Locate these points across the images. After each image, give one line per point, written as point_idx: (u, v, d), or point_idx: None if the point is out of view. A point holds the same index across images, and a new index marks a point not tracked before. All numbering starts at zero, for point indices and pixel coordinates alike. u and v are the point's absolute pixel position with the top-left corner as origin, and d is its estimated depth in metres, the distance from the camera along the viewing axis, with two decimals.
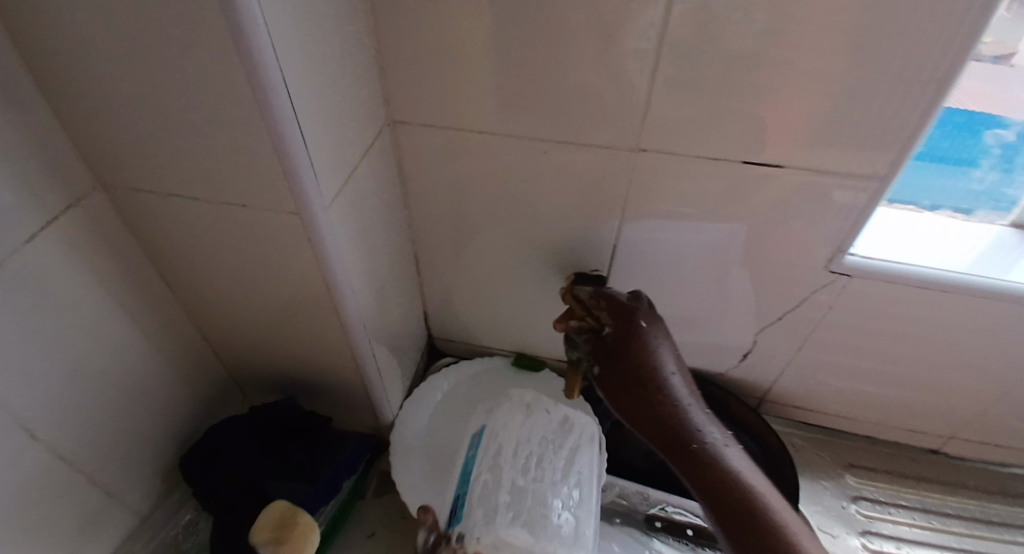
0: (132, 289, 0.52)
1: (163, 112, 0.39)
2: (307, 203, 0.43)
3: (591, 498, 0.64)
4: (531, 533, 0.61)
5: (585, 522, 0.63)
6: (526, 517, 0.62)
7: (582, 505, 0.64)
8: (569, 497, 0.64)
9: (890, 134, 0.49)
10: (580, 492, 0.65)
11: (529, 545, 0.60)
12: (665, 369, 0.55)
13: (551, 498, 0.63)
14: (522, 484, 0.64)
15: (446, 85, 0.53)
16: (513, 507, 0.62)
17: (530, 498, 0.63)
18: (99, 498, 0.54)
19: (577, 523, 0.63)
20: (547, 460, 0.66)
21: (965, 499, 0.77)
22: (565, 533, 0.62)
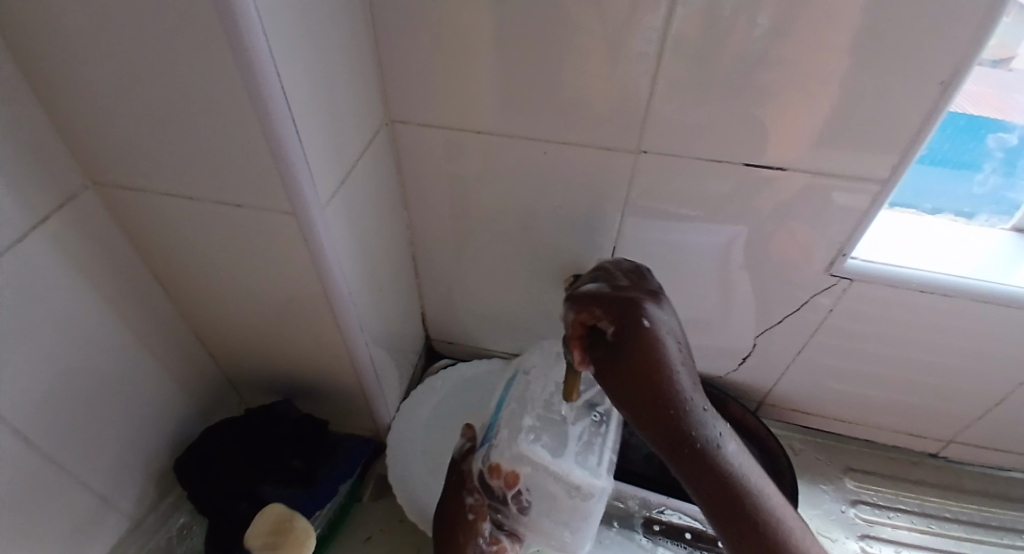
0: (125, 288, 0.52)
1: (158, 113, 0.40)
2: (302, 202, 0.44)
3: (610, 433, 0.63)
4: (553, 452, 0.59)
5: (605, 451, 0.61)
6: (549, 437, 0.61)
7: (603, 437, 0.62)
8: (591, 427, 0.63)
9: (889, 136, 0.48)
10: (606, 426, 0.63)
11: (548, 461, 0.58)
12: (670, 359, 0.50)
13: (573, 425, 0.62)
14: (547, 412, 0.63)
15: (443, 85, 0.53)
16: (536, 429, 0.61)
17: (553, 422, 0.62)
18: (92, 495, 0.54)
19: (598, 457, 0.60)
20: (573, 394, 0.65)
21: (965, 504, 0.77)
22: (584, 462, 0.59)
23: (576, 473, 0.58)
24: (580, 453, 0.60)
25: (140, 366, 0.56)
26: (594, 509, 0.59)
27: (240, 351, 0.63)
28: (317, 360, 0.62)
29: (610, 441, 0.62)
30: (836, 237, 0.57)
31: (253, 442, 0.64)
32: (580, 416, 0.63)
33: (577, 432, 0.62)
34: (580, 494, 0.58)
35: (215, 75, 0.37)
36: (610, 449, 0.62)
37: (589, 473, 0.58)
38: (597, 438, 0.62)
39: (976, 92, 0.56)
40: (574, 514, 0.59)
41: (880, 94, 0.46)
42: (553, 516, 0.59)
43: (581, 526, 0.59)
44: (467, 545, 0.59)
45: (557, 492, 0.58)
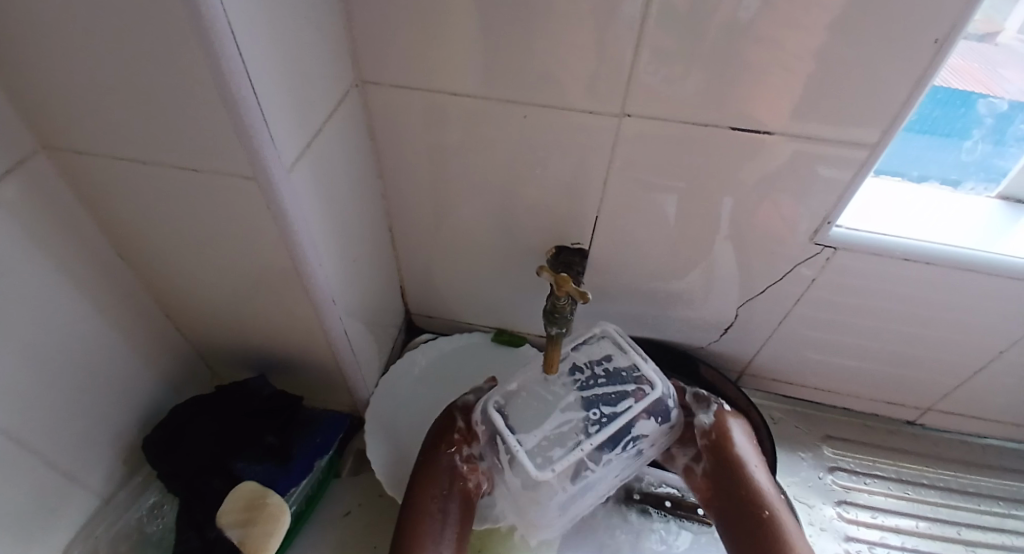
0: (83, 261, 0.50)
1: (102, 68, 0.37)
2: (264, 165, 0.41)
3: (594, 438, 0.59)
4: (516, 427, 0.60)
5: (570, 452, 0.58)
6: (524, 414, 0.61)
7: (584, 438, 0.59)
8: (580, 424, 0.60)
9: (880, 103, 0.47)
10: (596, 430, 0.60)
11: (502, 428, 0.60)
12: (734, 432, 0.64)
13: (560, 413, 0.61)
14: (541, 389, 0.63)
15: (417, 46, 0.50)
16: (515, 397, 0.62)
17: (539, 404, 0.62)
18: (58, 477, 0.53)
19: (564, 450, 0.59)
20: (584, 390, 0.62)
21: (940, 471, 0.78)
22: (544, 449, 0.59)
23: (519, 454, 0.58)
24: (544, 442, 0.59)
25: (101, 341, 0.54)
26: (536, 494, 0.59)
27: (210, 325, 0.61)
28: (291, 335, 0.60)
29: (587, 444, 0.59)
30: (820, 205, 0.55)
31: (224, 418, 0.62)
32: (574, 410, 0.61)
33: (558, 424, 0.60)
34: (521, 475, 0.58)
35: (162, 25, 0.33)
36: (578, 452, 0.58)
37: (535, 462, 0.58)
38: (575, 436, 0.60)
39: (960, 67, 0.55)
40: (520, 494, 0.60)
41: (874, 55, 0.44)
42: (501, 483, 0.61)
43: (523, 502, 0.60)
44: (439, 458, 0.61)
45: (503, 464, 0.60)
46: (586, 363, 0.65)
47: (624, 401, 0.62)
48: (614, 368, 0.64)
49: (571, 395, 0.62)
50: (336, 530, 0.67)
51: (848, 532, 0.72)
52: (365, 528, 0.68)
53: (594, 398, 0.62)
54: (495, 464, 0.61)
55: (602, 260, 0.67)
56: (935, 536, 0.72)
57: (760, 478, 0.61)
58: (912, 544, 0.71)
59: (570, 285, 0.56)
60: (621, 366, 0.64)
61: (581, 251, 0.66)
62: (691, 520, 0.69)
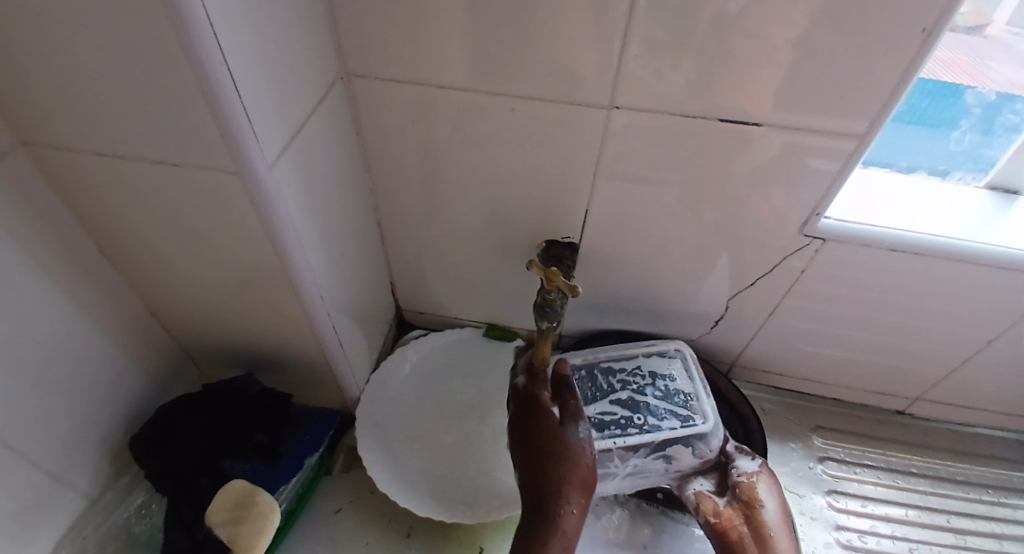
0: (63, 259, 0.49)
1: (77, 61, 0.36)
2: (246, 159, 0.40)
3: (627, 439, 0.63)
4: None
5: (601, 439, 0.63)
6: (577, 395, 0.67)
7: (621, 435, 0.63)
8: (620, 423, 0.64)
9: (869, 92, 0.47)
10: (634, 431, 0.63)
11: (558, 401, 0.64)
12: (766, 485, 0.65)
13: (608, 404, 0.66)
14: (596, 383, 0.68)
15: (403, 37, 0.50)
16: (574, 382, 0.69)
17: (593, 390, 0.68)
18: (41, 479, 0.52)
19: (598, 436, 0.63)
20: (636, 393, 0.67)
21: (930, 460, 0.79)
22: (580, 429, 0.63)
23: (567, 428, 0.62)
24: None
25: (84, 341, 0.53)
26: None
27: (196, 322, 0.60)
28: (279, 332, 0.59)
29: (620, 440, 0.63)
30: (809, 196, 0.55)
31: (212, 416, 0.61)
32: (621, 408, 0.66)
33: (601, 416, 0.65)
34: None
35: (137, 16, 0.33)
36: (609, 440, 0.63)
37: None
38: (613, 429, 0.64)
39: (951, 59, 0.56)
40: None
41: (862, 43, 0.44)
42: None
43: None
44: (569, 498, 0.56)
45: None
46: (648, 371, 0.69)
47: (668, 419, 0.64)
48: (671, 389, 0.68)
49: (623, 393, 0.67)
50: (327, 527, 0.67)
51: (838, 521, 0.72)
52: (358, 525, 0.67)
53: (640, 404, 0.66)
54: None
55: (593, 254, 0.66)
56: (924, 525, 0.73)
57: (781, 544, 0.60)
58: (902, 533, 0.72)
59: (560, 279, 0.56)
60: (680, 391, 0.67)
61: (571, 244, 0.65)
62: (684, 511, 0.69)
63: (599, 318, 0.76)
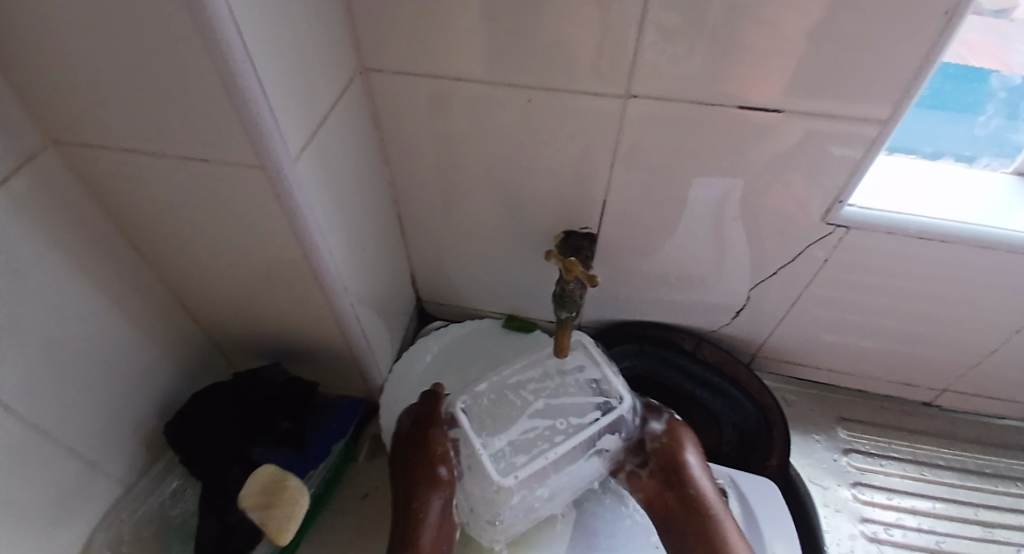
0: (97, 254, 0.51)
1: (105, 61, 0.37)
2: (270, 154, 0.41)
3: (558, 450, 0.61)
4: (482, 431, 0.63)
5: (533, 461, 0.60)
6: (490, 420, 0.64)
7: (549, 447, 0.62)
8: (545, 435, 0.64)
9: (892, 76, 0.46)
10: (561, 439, 0.63)
11: (468, 428, 0.62)
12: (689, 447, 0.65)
13: (525, 420, 0.65)
14: (506, 397, 0.66)
15: (419, 31, 0.50)
16: (486, 403, 0.65)
17: (507, 411, 0.65)
18: (80, 464, 0.54)
19: (528, 461, 0.61)
20: (549, 401, 0.66)
21: (957, 451, 0.77)
22: (504, 458, 0.61)
23: (483, 456, 0.60)
24: (509, 447, 0.62)
25: (119, 332, 0.55)
26: (496, 501, 0.60)
27: (224, 314, 0.62)
28: (304, 322, 0.61)
29: (551, 453, 0.61)
30: (830, 182, 0.55)
31: (240, 406, 0.62)
32: (538, 419, 0.65)
33: (523, 432, 0.64)
34: (482, 479, 0.60)
35: (162, 16, 0.34)
36: (541, 460, 0.60)
37: (498, 466, 0.60)
38: (540, 445, 0.63)
39: (976, 42, 0.57)
40: (483, 502, 0.61)
41: (883, 26, 0.43)
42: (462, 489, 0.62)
43: (482, 505, 0.61)
44: (430, 498, 0.60)
45: (465, 467, 0.62)
46: (555, 374, 0.67)
47: (589, 413, 0.64)
48: (582, 383, 0.67)
49: (538, 404, 0.65)
50: (354, 513, 0.69)
51: (863, 514, 0.71)
52: (384, 510, 0.69)
53: (557, 408, 0.65)
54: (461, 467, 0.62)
55: (611, 244, 0.67)
56: (950, 517, 0.72)
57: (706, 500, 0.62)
58: (928, 525, 0.71)
59: (579, 269, 0.57)
60: (591, 381, 0.66)
61: (590, 235, 0.65)
62: None
63: (618, 308, 0.76)
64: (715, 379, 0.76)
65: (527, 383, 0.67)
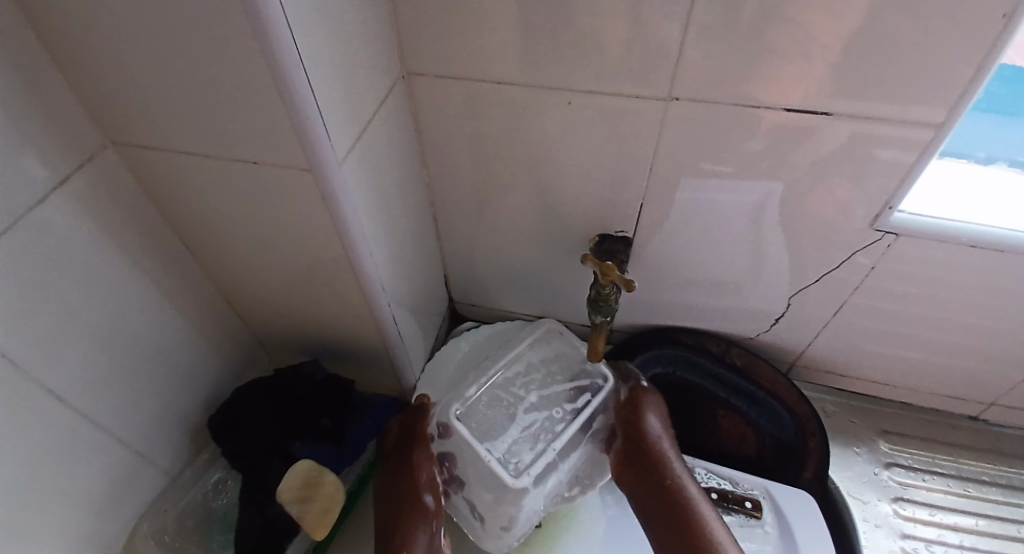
0: (149, 251, 0.53)
1: (165, 66, 0.39)
2: (318, 156, 0.42)
3: (561, 441, 0.62)
4: (482, 435, 0.62)
5: (540, 458, 0.60)
6: (486, 422, 0.64)
7: (552, 438, 0.62)
8: (544, 426, 0.64)
9: (946, 78, 0.44)
10: (562, 427, 0.63)
11: (467, 436, 0.61)
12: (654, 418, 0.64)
13: (521, 417, 0.64)
14: (497, 397, 0.65)
15: (460, 35, 0.51)
16: (476, 405, 0.64)
17: (502, 411, 0.65)
18: (128, 454, 0.56)
19: (537, 457, 0.61)
20: (541, 393, 0.67)
21: (1005, 468, 0.74)
22: (512, 459, 0.60)
23: (491, 463, 0.59)
24: (512, 446, 0.62)
25: (167, 327, 0.57)
26: (511, 508, 0.59)
27: (266, 312, 0.64)
28: (343, 322, 0.62)
29: (556, 443, 0.61)
30: (879, 187, 0.53)
31: (281, 402, 0.64)
32: (534, 412, 0.65)
33: (524, 425, 0.64)
34: (493, 486, 0.59)
35: (220, 22, 0.35)
36: (548, 456, 0.60)
37: (507, 470, 0.59)
38: (544, 437, 0.63)
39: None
40: (492, 512, 0.61)
41: (941, 28, 0.42)
42: (467, 497, 0.62)
43: (495, 514, 0.60)
44: (414, 534, 0.58)
45: (471, 476, 0.61)
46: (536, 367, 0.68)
47: (580, 397, 0.66)
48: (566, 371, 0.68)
49: (531, 398, 0.66)
50: None
51: (904, 529, 0.69)
52: None
53: (549, 399, 0.66)
54: (465, 477, 0.62)
55: (647, 248, 0.66)
56: (995, 534, 0.69)
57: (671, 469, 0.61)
58: (972, 543, 0.69)
59: (615, 274, 0.56)
60: (574, 367, 0.68)
61: (626, 239, 0.65)
62: (738, 512, 0.67)
63: (652, 313, 0.76)
64: (749, 386, 0.74)
65: (518, 380, 0.67)
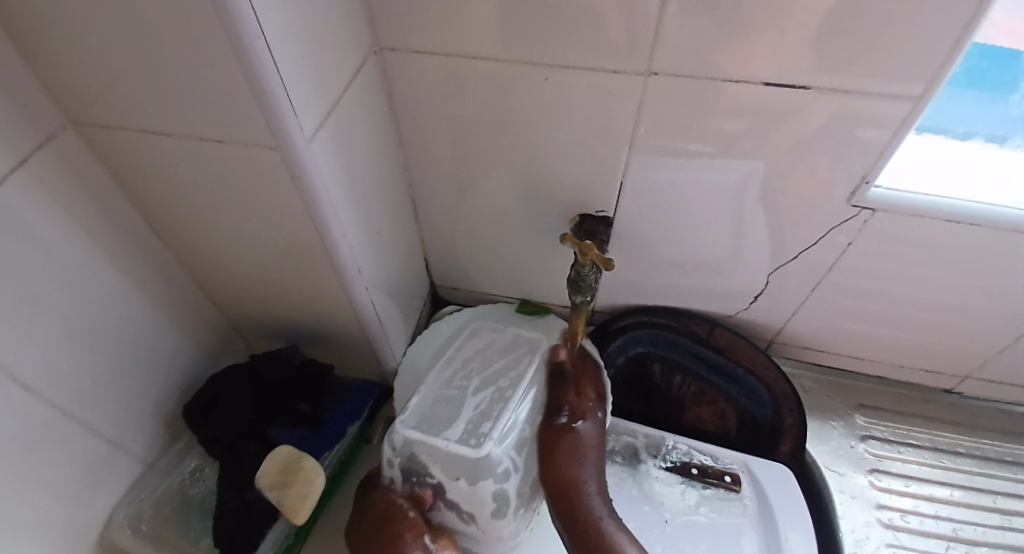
0: (114, 235, 0.51)
1: (120, 40, 0.37)
2: (284, 133, 0.41)
3: (514, 400, 0.62)
4: (435, 431, 0.61)
5: (498, 421, 0.60)
6: (437, 417, 0.62)
7: (503, 404, 0.62)
8: (494, 397, 0.63)
9: (925, 51, 0.44)
10: (511, 393, 0.63)
11: (420, 435, 0.60)
12: (579, 451, 0.61)
13: (469, 400, 0.63)
14: (443, 392, 0.65)
15: (435, 9, 0.49)
16: (424, 408, 0.63)
17: (449, 403, 0.63)
18: (102, 443, 0.55)
19: (496, 425, 0.60)
20: (481, 375, 0.66)
21: (979, 440, 0.76)
22: (474, 436, 0.60)
23: (450, 444, 0.59)
24: (470, 425, 0.61)
25: (137, 313, 0.55)
26: (490, 483, 0.59)
27: (240, 296, 0.62)
28: (318, 306, 0.61)
29: (508, 406, 0.62)
30: (858, 163, 0.53)
31: (257, 388, 0.63)
32: (481, 392, 0.64)
33: (474, 405, 0.63)
34: (463, 467, 0.59)
35: None
36: (504, 418, 0.61)
37: (470, 444, 0.59)
38: (496, 405, 0.62)
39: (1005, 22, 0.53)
40: (474, 500, 0.59)
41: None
42: (449, 502, 0.60)
43: (479, 499, 0.59)
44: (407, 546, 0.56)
45: (438, 470, 0.59)
46: (474, 357, 0.69)
47: (521, 364, 0.67)
48: (503, 350, 0.69)
49: (475, 382, 0.65)
50: None
51: (879, 500, 0.71)
52: None
53: (493, 375, 0.66)
54: (434, 479, 0.60)
55: (627, 228, 0.66)
56: (970, 505, 0.71)
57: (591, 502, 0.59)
58: (946, 513, 0.70)
59: (594, 253, 0.56)
60: (508, 345, 0.70)
61: (605, 219, 0.65)
62: (718, 487, 0.67)
63: (633, 293, 0.75)
64: (729, 365, 0.75)
65: (457, 374, 0.67)
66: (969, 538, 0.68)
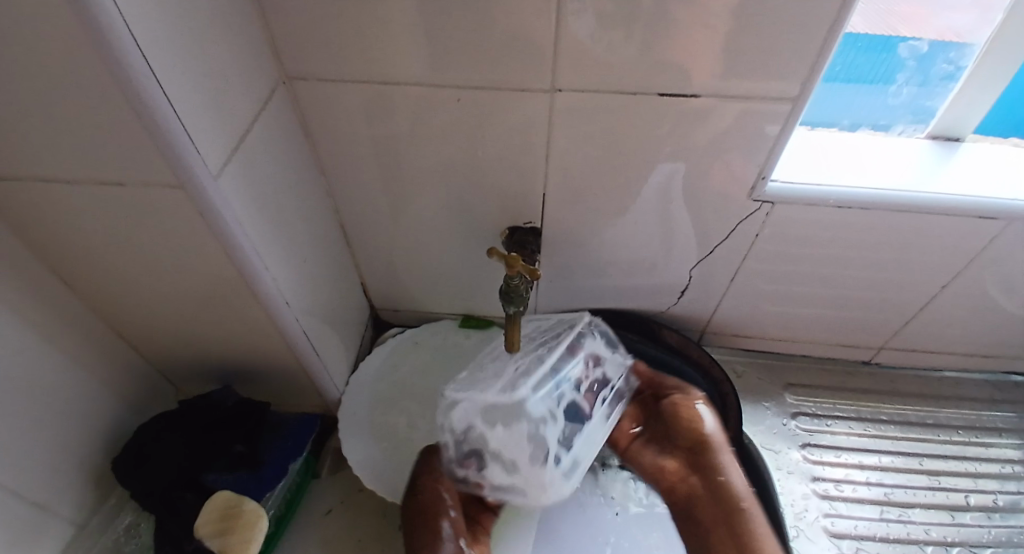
0: (20, 290, 0.48)
1: (7, 87, 0.36)
2: (188, 170, 0.40)
3: (551, 356, 0.63)
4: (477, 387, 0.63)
5: (533, 373, 0.62)
6: (478, 379, 0.64)
7: (542, 361, 0.63)
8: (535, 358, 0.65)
9: (799, 53, 0.48)
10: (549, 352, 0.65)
11: (462, 392, 0.62)
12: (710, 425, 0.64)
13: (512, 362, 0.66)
14: (487, 363, 0.67)
15: (341, 37, 0.50)
16: (469, 376, 0.66)
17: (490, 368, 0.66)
18: (27, 511, 0.52)
19: (528, 375, 0.62)
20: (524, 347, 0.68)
21: (900, 406, 0.81)
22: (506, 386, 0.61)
23: (486, 395, 0.60)
24: (509, 380, 0.62)
25: (53, 369, 0.53)
26: (525, 426, 0.60)
27: (164, 341, 0.60)
28: (250, 342, 0.59)
29: (547, 361, 0.63)
30: (756, 157, 0.57)
31: (189, 434, 0.61)
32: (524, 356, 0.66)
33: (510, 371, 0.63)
34: (500, 415, 0.60)
35: (62, 38, 0.33)
36: (540, 371, 0.62)
37: (504, 393, 0.60)
38: (535, 363, 0.64)
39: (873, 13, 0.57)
40: (513, 445, 0.60)
41: (786, 8, 0.45)
42: (494, 453, 0.61)
43: (515, 440, 0.60)
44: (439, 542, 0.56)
45: (479, 422, 0.61)
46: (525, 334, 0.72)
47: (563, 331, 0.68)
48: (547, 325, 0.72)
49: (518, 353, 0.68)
50: (320, 530, 0.67)
51: (814, 473, 0.75)
52: (345, 526, 0.68)
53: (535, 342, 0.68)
54: (478, 432, 0.61)
55: (555, 238, 0.68)
56: (897, 468, 0.76)
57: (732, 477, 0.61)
58: (877, 478, 0.75)
59: (520, 264, 0.57)
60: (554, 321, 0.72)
61: (535, 230, 0.66)
62: None
63: (568, 299, 0.77)
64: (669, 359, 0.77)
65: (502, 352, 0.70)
66: (901, 500, 0.73)
